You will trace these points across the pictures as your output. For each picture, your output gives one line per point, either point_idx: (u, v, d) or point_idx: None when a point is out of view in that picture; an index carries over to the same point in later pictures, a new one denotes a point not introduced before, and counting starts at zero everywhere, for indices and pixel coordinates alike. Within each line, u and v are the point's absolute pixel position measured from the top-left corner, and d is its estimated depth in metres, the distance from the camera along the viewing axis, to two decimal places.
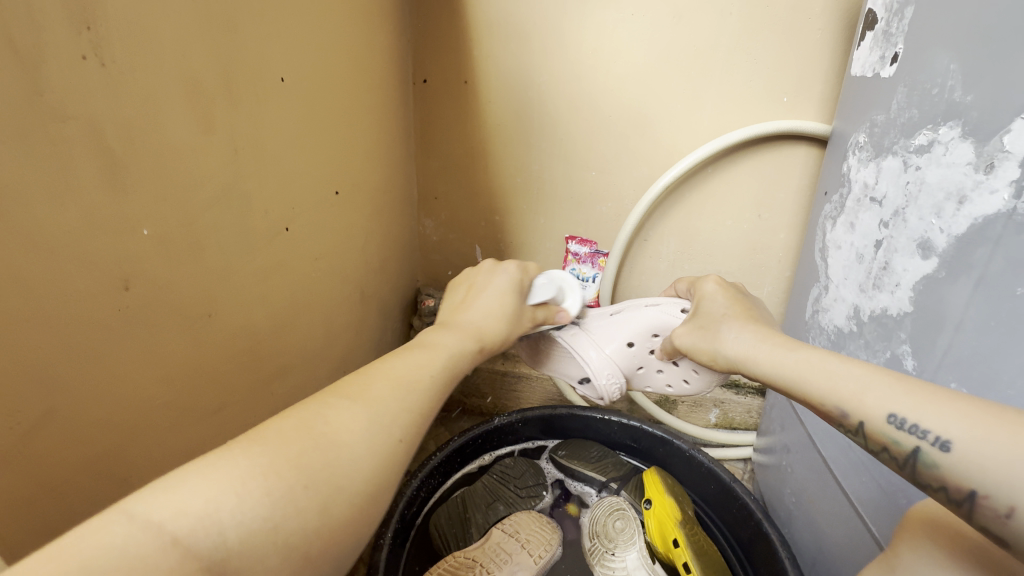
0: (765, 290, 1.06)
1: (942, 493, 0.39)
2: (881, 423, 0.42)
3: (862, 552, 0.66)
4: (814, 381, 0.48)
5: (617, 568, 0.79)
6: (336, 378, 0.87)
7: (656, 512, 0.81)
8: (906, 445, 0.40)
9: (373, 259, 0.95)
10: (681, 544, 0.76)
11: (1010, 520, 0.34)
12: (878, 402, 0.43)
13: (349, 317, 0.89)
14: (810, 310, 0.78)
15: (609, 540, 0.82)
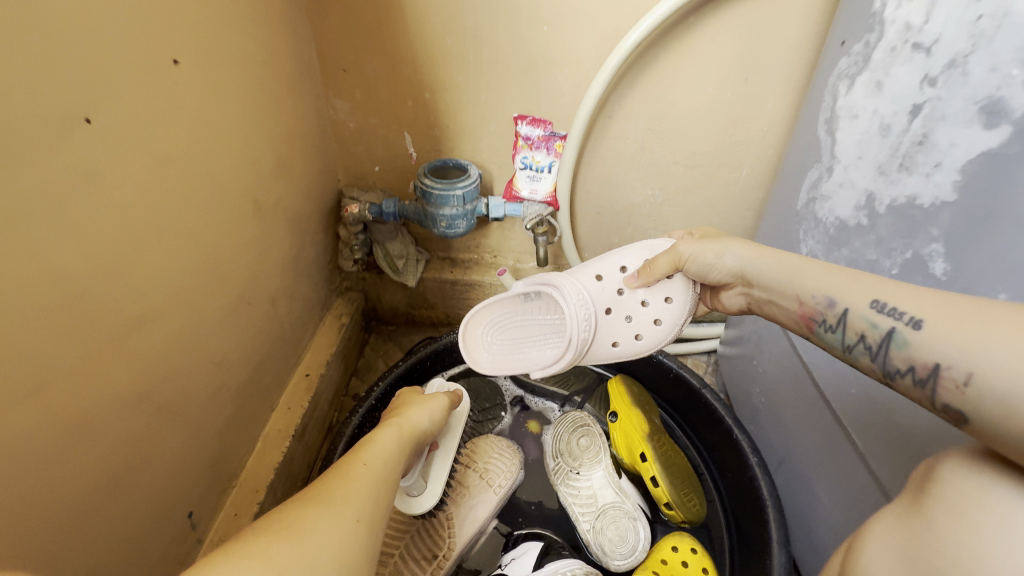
0: (744, 172, 0.93)
1: (910, 376, 0.39)
2: (864, 307, 0.43)
3: (835, 459, 0.62)
4: (805, 272, 0.50)
5: (582, 486, 0.74)
6: (240, 315, 0.70)
7: (621, 425, 0.75)
8: (880, 328, 0.42)
9: (262, 158, 0.73)
10: (648, 459, 0.71)
11: (969, 389, 0.34)
12: (858, 292, 0.45)
13: (241, 237, 0.70)
14: (806, 196, 0.66)
15: (573, 459, 0.76)
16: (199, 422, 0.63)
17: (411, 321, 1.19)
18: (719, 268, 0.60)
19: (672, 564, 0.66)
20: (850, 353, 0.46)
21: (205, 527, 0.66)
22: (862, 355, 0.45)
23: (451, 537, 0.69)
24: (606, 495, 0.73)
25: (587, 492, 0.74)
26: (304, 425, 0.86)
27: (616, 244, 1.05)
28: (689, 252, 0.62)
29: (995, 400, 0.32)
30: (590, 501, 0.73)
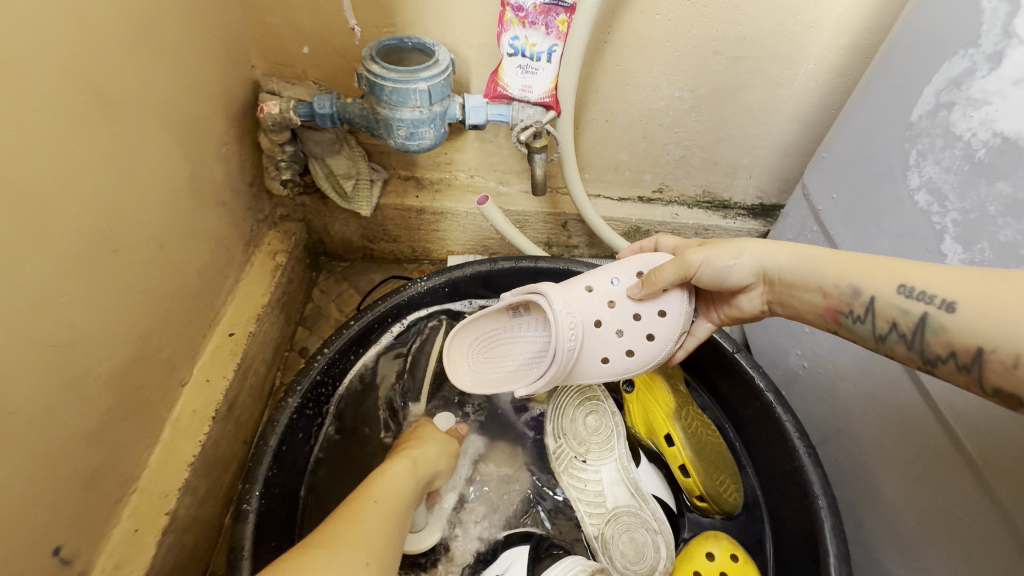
0: (805, 67, 0.70)
1: (951, 362, 0.35)
2: (893, 295, 0.37)
3: (922, 451, 0.49)
4: (830, 257, 0.41)
5: (589, 480, 0.63)
6: (91, 268, 0.47)
7: (641, 397, 0.64)
8: (913, 314, 0.36)
9: (89, 13, 0.45)
10: (675, 442, 0.60)
11: (1018, 370, 0.31)
12: (886, 276, 0.38)
13: (68, 149, 0.44)
14: (934, 99, 0.47)
15: (580, 444, 0.64)
16: (41, 430, 0.43)
17: (368, 257, 0.97)
18: (737, 274, 0.46)
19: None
20: (883, 344, 0.39)
21: (88, 556, 0.49)
22: (896, 345, 0.38)
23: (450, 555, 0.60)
24: (619, 494, 0.62)
25: (595, 489, 0.62)
26: (233, 399, 0.67)
27: (626, 163, 0.83)
28: (698, 255, 0.47)
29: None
30: (599, 501, 0.62)
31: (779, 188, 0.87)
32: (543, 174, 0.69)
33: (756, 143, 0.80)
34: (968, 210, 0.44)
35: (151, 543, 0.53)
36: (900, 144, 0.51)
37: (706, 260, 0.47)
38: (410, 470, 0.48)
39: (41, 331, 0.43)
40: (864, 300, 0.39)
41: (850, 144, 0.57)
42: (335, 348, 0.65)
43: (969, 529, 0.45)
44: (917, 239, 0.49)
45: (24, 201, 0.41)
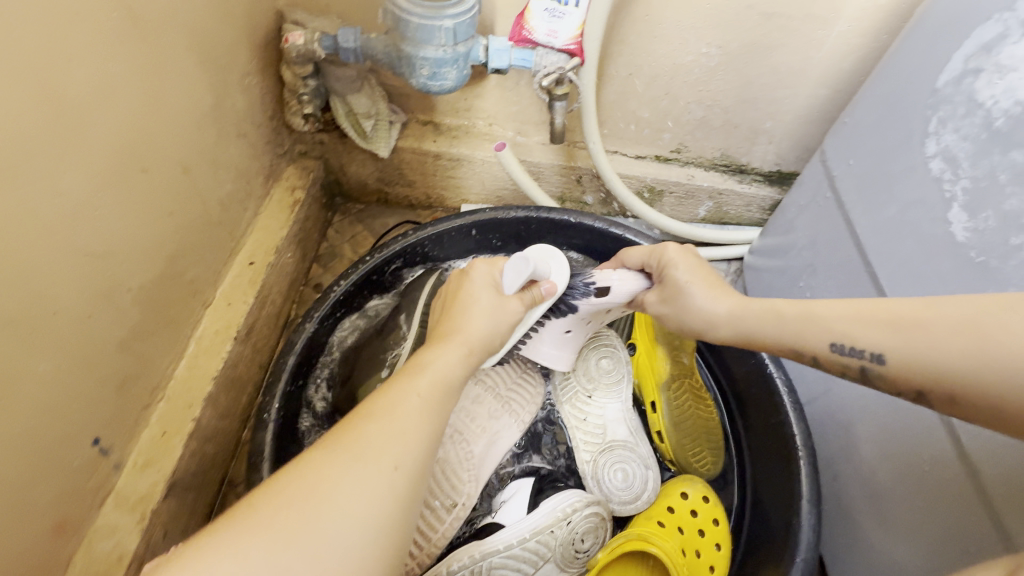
0: (840, 28, 0.68)
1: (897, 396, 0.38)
2: (825, 352, 0.40)
3: (901, 413, 0.52)
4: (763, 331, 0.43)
5: (591, 414, 0.66)
6: (130, 187, 0.51)
7: (640, 359, 0.67)
8: (852, 368, 0.39)
9: None
10: (658, 409, 0.64)
11: (960, 406, 0.34)
12: (818, 332, 0.41)
13: (99, 61, 0.45)
14: (961, 65, 0.47)
15: (589, 380, 0.66)
16: (79, 330, 0.47)
17: (383, 200, 0.98)
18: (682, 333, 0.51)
19: (679, 513, 0.61)
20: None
21: (123, 450, 0.54)
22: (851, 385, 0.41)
23: (474, 476, 0.58)
24: (617, 430, 0.65)
25: (596, 422, 0.65)
26: (252, 325, 0.70)
27: (646, 120, 0.83)
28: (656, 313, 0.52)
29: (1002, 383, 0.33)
30: (598, 433, 0.65)
31: (799, 155, 0.86)
32: (562, 123, 0.70)
33: (780, 107, 0.79)
34: (980, 177, 0.46)
35: (178, 445, 0.58)
36: (922, 111, 0.51)
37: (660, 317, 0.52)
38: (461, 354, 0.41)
39: (78, 238, 0.45)
40: (806, 358, 0.42)
41: (872, 106, 0.57)
42: (352, 280, 0.68)
43: (937, 489, 0.49)
44: (926, 206, 0.50)
45: (59, 106, 0.42)
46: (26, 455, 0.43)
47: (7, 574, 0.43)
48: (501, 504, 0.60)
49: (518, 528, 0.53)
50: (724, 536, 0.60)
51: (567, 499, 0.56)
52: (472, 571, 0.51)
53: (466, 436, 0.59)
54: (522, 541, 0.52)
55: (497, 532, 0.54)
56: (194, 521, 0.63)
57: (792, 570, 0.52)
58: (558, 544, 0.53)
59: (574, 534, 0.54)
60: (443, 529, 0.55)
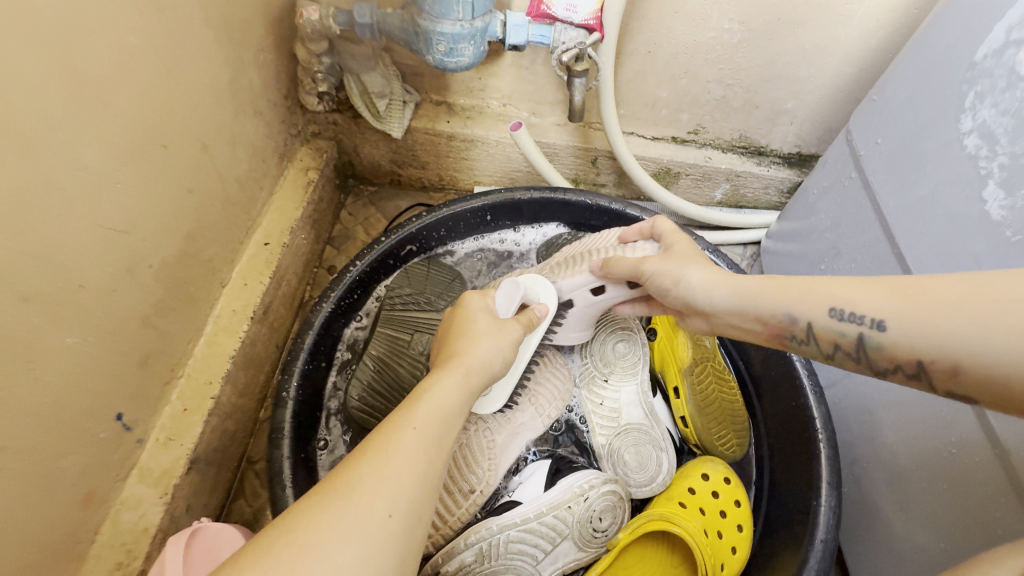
0: (869, 3, 0.65)
1: (899, 372, 0.36)
2: (824, 318, 0.39)
3: (925, 397, 0.52)
4: (769, 288, 0.41)
5: (607, 397, 0.66)
6: (150, 164, 0.50)
7: (660, 344, 0.66)
8: (850, 336, 0.38)
9: None
10: (681, 396, 0.63)
11: (959, 376, 0.33)
12: (816, 300, 0.39)
13: (118, 34, 0.45)
14: (1002, 36, 0.45)
15: (605, 364, 0.67)
16: (102, 306, 0.47)
17: (396, 182, 0.98)
18: (673, 296, 0.47)
19: (700, 494, 0.61)
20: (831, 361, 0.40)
21: (146, 426, 0.55)
22: (844, 361, 0.39)
23: (493, 466, 0.58)
24: (632, 413, 0.65)
25: (611, 405, 0.65)
26: (268, 305, 0.71)
27: (664, 100, 0.81)
28: (650, 267, 0.48)
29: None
30: (613, 416, 0.65)
31: (819, 137, 0.84)
32: (582, 100, 0.68)
33: (803, 86, 0.77)
34: (1018, 154, 0.44)
35: (198, 422, 0.59)
36: (957, 85, 0.49)
37: (653, 274, 0.48)
38: (464, 382, 0.40)
39: (101, 214, 0.46)
40: (801, 326, 0.40)
41: (905, 81, 0.55)
42: (368, 260, 0.68)
43: (961, 471, 0.49)
44: (960, 184, 0.48)
45: (82, 80, 0.42)
46: (54, 429, 0.44)
47: (38, 544, 0.44)
48: (517, 484, 0.61)
49: (535, 503, 0.54)
50: (745, 517, 0.60)
51: (583, 476, 0.56)
52: (488, 543, 0.52)
53: (489, 426, 0.60)
54: (539, 515, 0.53)
55: (514, 507, 0.55)
56: (214, 496, 0.64)
57: (809, 551, 0.52)
58: (575, 521, 0.54)
59: (591, 511, 0.55)
60: (465, 508, 0.57)
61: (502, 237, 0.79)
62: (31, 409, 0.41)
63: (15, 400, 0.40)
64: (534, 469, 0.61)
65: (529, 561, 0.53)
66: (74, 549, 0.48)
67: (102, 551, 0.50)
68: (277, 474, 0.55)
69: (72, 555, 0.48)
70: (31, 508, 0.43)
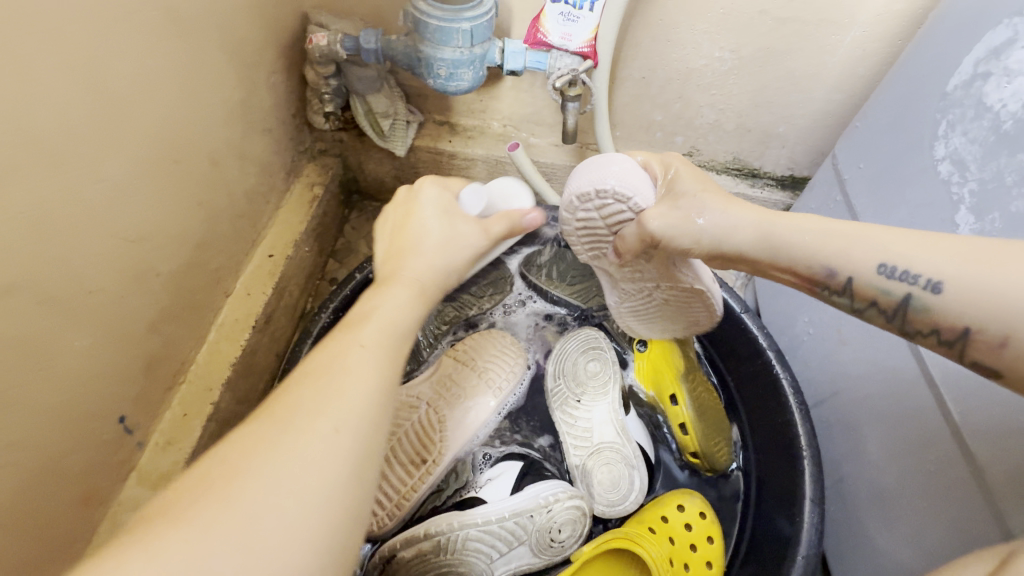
0: (855, 34, 0.68)
1: (933, 337, 0.38)
2: (871, 275, 0.39)
3: (907, 411, 0.53)
4: (804, 238, 0.41)
5: (580, 417, 0.67)
6: (163, 178, 0.53)
7: (651, 355, 0.69)
8: (895, 294, 0.39)
9: None
10: (679, 401, 0.64)
11: (1005, 349, 0.35)
12: (866, 254, 0.40)
13: (139, 56, 0.48)
14: (970, 69, 0.48)
15: (576, 385, 0.68)
16: (113, 311, 0.49)
17: (399, 198, 1.00)
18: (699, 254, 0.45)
19: (673, 523, 0.61)
20: (860, 315, 0.42)
21: (147, 429, 0.56)
22: (873, 317, 0.42)
23: (444, 439, 0.62)
24: (604, 433, 0.66)
25: (584, 425, 0.67)
26: (270, 314, 0.73)
27: (658, 123, 0.84)
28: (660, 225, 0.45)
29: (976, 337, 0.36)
30: (586, 436, 0.66)
31: (811, 160, 0.86)
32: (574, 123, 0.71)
33: (794, 111, 0.79)
34: (987, 180, 0.46)
35: (198, 426, 0.60)
36: (931, 114, 0.51)
37: (663, 232, 0.45)
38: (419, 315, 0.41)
39: (113, 224, 0.48)
40: (844, 279, 0.40)
41: (889, 108, 0.57)
42: (368, 272, 0.70)
43: (942, 489, 0.49)
44: (935, 208, 0.50)
45: (107, 103, 0.45)
46: (58, 428, 0.46)
47: (38, 539, 0.45)
48: (486, 481, 0.64)
49: (499, 507, 0.57)
50: (716, 554, 0.60)
51: (550, 488, 0.58)
52: (449, 538, 0.54)
53: (439, 403, 0.64)
54: (500, 520, 0.56)
55: (478, 507, 0.57)
56: None
57: (794, 569, 0.52)
58: (534, 529, 0.57)
59: (552, 522, 0.57)
60: (413, 483, 0.60)
61: None
62: (39, 407, 0.43)
63: (24, 397, 0.42)
64: (505, 471, 0.64)
65: (483, 559, 0.56)
66: (71, 548, 0.49)
67: (99, 551, 0.51)
68: None
69: (69, 553, 0.49)
70: (32, 504, 0.44)
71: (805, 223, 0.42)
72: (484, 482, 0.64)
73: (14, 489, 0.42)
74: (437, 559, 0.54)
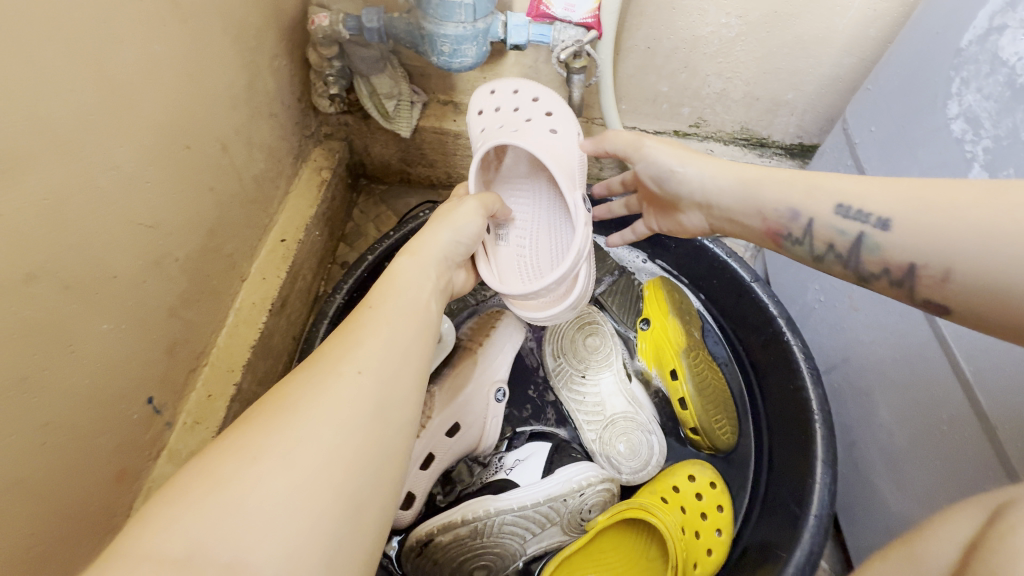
0: None
1: (887, 282, 0.42)
2: (832, 214, 0.44)
3: (920, 373, 0.53)
4: (770, 183, 0.47)
5: (589, 392, 0.68)
6: (175, 165, 0.54)
7: (654, 334, 0.67)
8: (851, 233, 0.43)
9: None
10: (679, 377, 0.64)
11: (947, 283, 0.37)
12: (826, 199, 0.44)
13: (143, 43, 0.48)
14: (985, 23, 0.47)
15: (580, 360, 0.69)
16: (134, 295, 0.51)
17: (405, 180, 1.01)
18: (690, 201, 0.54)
19: (684, 493, 0.62)
20: (822, 261, 0.46)
21: (173, 410, 0.58)
22: (833, 264, 0.45)
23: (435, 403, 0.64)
24: (615, 403, 0.67)
25: (594, 400, 0.68)
26: (285, 298, 0.74)
27: (665, 94, 0.83)
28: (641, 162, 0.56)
29: (970, 289, 0.36)
30: (598, 409, 0.68)
31: (821, 127, 0.85)
32: (580, 97, 0.70)
33: (802, 77, 0.78)
34: (1001, 137, 0.46)
35: (221, 407, 0.62)
36: (945, 72, 0.51)
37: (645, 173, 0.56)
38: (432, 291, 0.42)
39: (130, 210, 0.49)
40: (805, 223, 0.45)
41: (901, 68, 0.56)
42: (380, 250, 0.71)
43: (954, 447, 0.50)
44: (947, 169, 0.50)
45: (115, 89, 0.46)
46: (89, 408, 0.47)
47: (77, 513, 0.48)
48: (514, 462, 0.66)
49: (532, 492, 0.58)
50: (724, 522, 0.61)
51: (581, 472, 0.60)
52: (485, 524, 0.56)
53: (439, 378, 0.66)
54: (535, 505, 0.57)
55: (511, 492, 0.58)
56: None
57: (806, 529, 0.53)
58: (566, 511, 0.59)
59: (584, 504, 0.59)
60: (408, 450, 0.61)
61: None
62: (71, 388, 0.45)
63: (56, 379, 0.44)
64: (534, 455, 0.66)
65: (517, 540, 0.58)
66: (108, 522, 0.51)
67: None
68: None
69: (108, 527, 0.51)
70: (69, 482, 0.46)
71: (784, 180, 0.47)
72: (513, 463, 0.66)
73: (52, 467, 0.44)
74: (473, 543, 0.56)
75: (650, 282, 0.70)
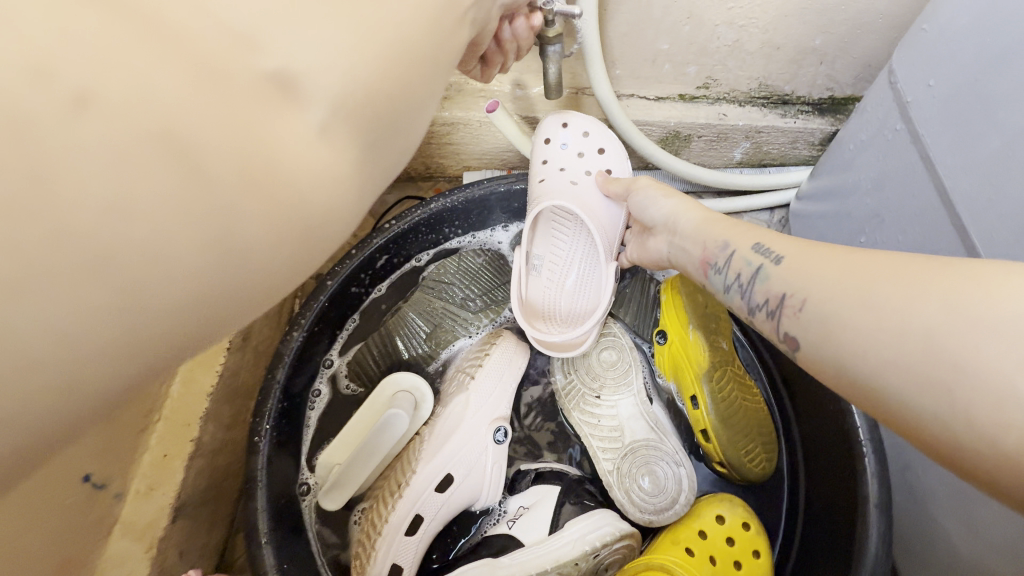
0: None
1: (764, 309, 0.38)
2: (746, 248, 0.41)
3: None
4: (719, 227, 0.45)
5: (603, 416, 0.61)
6: None
7: (673, 350, 0.58)
8: (752, 265, 0.40)
9: None
10: (699, 405, 0.56)
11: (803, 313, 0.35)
12: (750, 236, 0.42)
13: None
14: None
15: (594, 379, 0.61)
16: None
17: None
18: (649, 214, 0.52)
19: (712, 539, 0.55)
20: (727, 295, 0.42)
21: (121, 480, 0.52)
22: (735, 295, 0.42)
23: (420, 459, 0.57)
24: (636, 429, 0.60)
25: (611, 424, 0.60)
26: (247, 329, 0.66)
27: (666, 53, 0.69)
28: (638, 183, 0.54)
29: (814, 322, 0.34)
30: (615, 436, 0.60)
31: (856, 76, 0.72)
32: (557, 72, 0.55)
33: (834, 17, 0.63)
34: None
35: (180, 467, 0.56)
36: None
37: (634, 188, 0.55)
38: None
39: None
40: (727, 252, 0.42)
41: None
42: (346, 270, 0.61)
43: None
44: None
45: None
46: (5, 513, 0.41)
47: None
48: (519, 510, 0.59)
49: (541, 557, 0.52)
50: (764, 569, 0.53)
51: (596, 528, 0.54)
52: None
53: (428, 429, 0.59)
54: (544, 573, 0.52)
55: (516, 555, 0.53)
56: (212, 531, 0.65)
57: None
58: (580, 573, 0.53)
59: (599, 563, 0.54)
60: (394, 518, 0.55)
61: (475, 237, 0.73)
62: None
63: None
64: (540, 502, 0.58)
65: None
66: None
67: None
68: (252, 526, 0.53)
69: None
70: None
71: (733, 230, 0.44)
72: (517, 512, 0.59)
73: None
74: None
75: (667, 284, 0.61)
